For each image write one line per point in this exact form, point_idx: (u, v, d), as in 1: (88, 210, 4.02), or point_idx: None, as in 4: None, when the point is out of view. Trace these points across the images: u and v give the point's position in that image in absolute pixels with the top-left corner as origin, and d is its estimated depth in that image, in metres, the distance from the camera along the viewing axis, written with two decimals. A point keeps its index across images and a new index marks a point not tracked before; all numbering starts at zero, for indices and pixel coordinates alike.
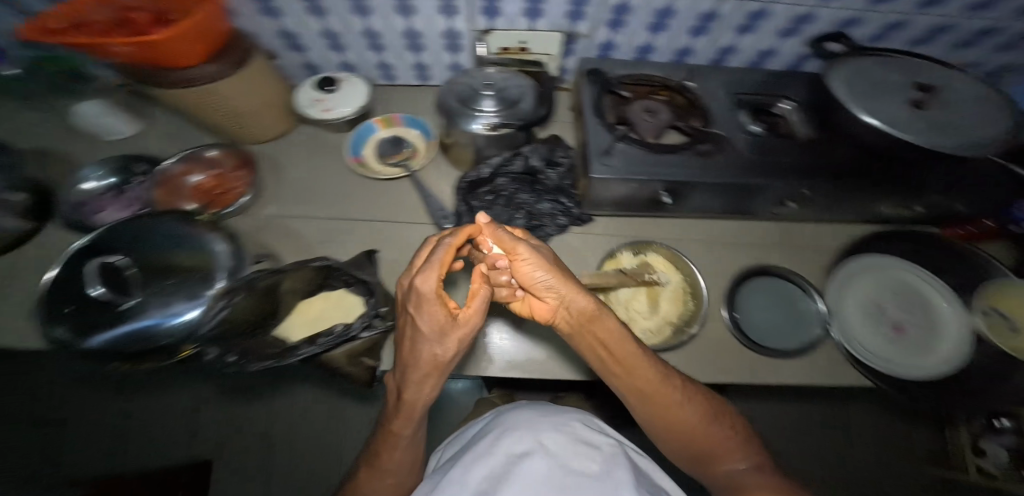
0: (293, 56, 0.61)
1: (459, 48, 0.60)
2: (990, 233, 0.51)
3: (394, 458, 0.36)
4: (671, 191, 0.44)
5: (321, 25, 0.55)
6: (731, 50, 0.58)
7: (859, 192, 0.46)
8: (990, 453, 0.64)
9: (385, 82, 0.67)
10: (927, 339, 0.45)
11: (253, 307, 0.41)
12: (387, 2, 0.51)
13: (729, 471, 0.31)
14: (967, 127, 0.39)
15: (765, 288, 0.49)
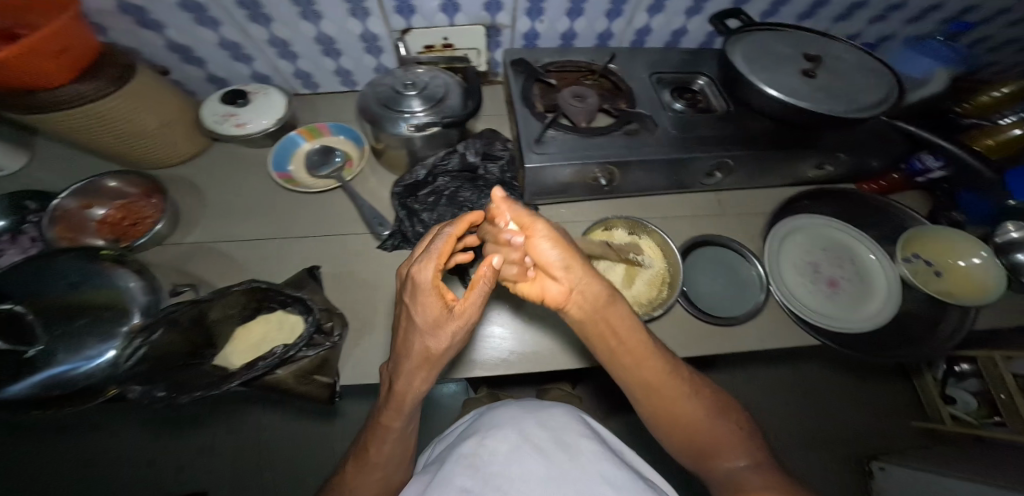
0: (192, 71, 0.58)
1: (380, 50, 0.61)
2: (898, 185, 0.60)
3: (382, 452, 0.34)
4: (607, 173, 0.52)
5: (217, 36, 0.53)
6: (647, 31, 0.65)
7: (774, 157, 0.54)
8: (959, 399, 0.71)
9: (308, 90, 0.68)
10: (856, 292, 0.53)
11: (177, 340, 0.37)
12: (290, 8, 0.51)
13: (728, 469, 0.30)
14: (853, 93, 0.48)
15: (711, 255, 0.56)
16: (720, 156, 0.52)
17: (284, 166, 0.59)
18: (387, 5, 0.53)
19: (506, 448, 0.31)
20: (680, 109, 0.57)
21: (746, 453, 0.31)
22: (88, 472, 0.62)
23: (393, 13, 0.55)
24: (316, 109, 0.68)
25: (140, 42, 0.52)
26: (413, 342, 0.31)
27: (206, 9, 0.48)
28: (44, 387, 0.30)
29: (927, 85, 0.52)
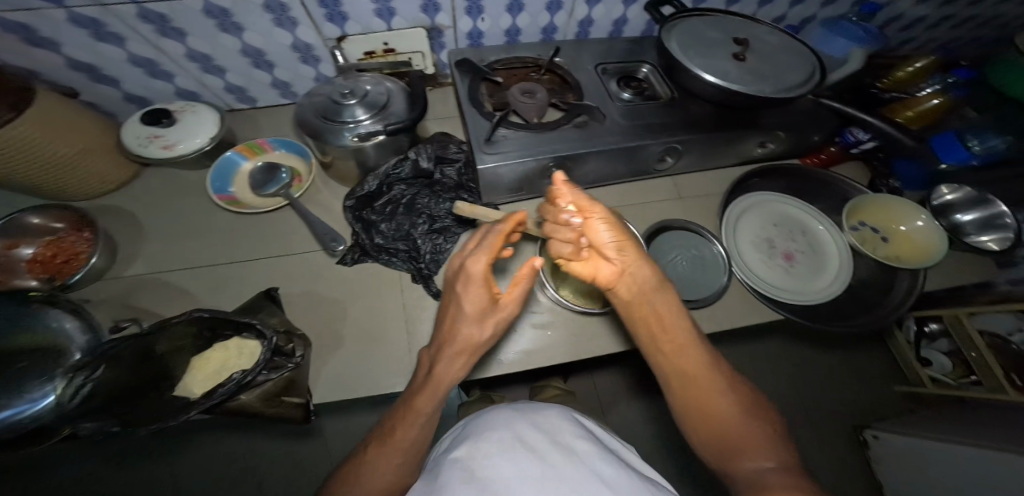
0: (106, 91, 0.54)
1: (317, 59, 0.60)
2: (833, 154, 0.68)
3: (410, 436, 0.30)
4: (558, 165, 0.55)
5: (126, 52, 0.49)
6: (589, 22, 0.68)
7: (718, 137, 0.60)
8: (934, 363, 0.79)
9: (246, 105, 0.65)
10: (807, 258, 0.60)
11: (128, 377, 0.36)
12: (205, 21, 0.48)
13: (756, 469, 0.24)
14: (780, 74, 0.54)
15: (674, 238, 0.62)
16: (668, 143, 0.57)
17: (226, 188, 0.59)
18: (314, 15, 0.52)
19: (508, 446, 0.28)
20: (627, 99, 0.62)
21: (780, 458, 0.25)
22: None
23: (323, 23, 0.54)
24: (258, 124, 0.66)
25: (34, 62, 0.47)
26: (458, 325, 0.31)
27: (105, 25, 0.45)
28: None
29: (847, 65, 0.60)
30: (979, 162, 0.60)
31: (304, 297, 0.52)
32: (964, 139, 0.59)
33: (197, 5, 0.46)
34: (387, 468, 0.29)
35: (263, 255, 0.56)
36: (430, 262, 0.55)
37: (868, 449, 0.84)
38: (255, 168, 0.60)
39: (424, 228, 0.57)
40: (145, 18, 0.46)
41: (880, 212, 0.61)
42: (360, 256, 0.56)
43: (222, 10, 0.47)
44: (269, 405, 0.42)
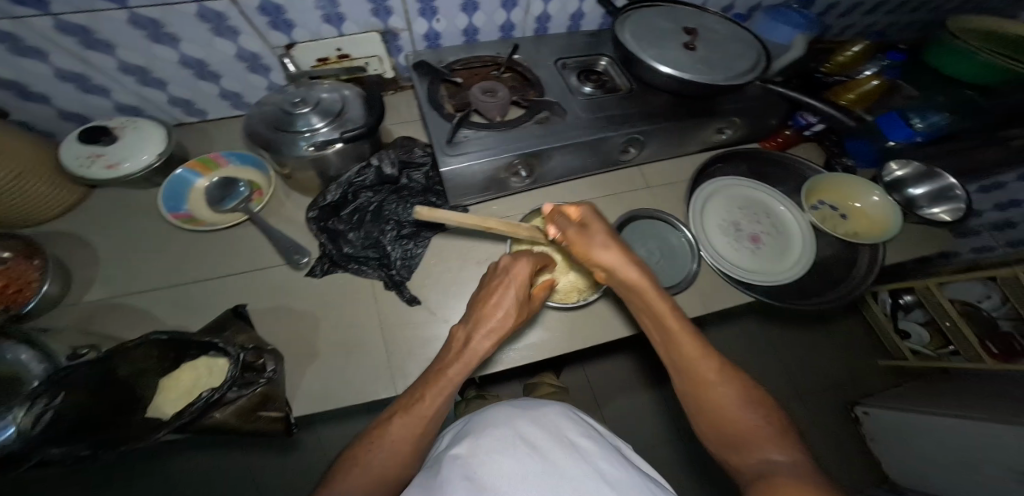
0: (39, 108, 0.56)
1: (266, 67, 0.65)
2: (785, 137, 0.84)
3: (433, 403, 0.40)
4: (524, 162, 0.67)
5: (50, 67, 0.51)
6: (545, 18, 0.81)
7: (677, 126, 0.73)
8: (913, 335, 1.01)
9: (195, 118, 0.70)
10: (771, 246, 0.76)
11: (93, 401, 0.39)
12: (134, 32, 0.51)
13: (763, 458, 0.33)
14: (726, 65, 0.67)
15: (639, 229, 0.75)
16: (629, 133, 0.69)
17: (178, 207, 0.62)
18: (257, 23, 0.57)
19: (511, 445, 0.36)
20: (588, 92, 0.74)
21: (785, 451, 0.34)
22: None
23: (267, 30, 0.58)
24: (210, 138, 0.70)
25: None
26: (488, 316, 0.45)
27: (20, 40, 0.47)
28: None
29: (792, 51, 0.73)
30: (921, 138, 0.74)
31: (272, 311, 0.56)
32: (912, 118, 0.74)
33: (121, 17, 0.48)
34: (407, 432, 0.39)
35: (224, 272, 0.60)
36: (402, 268, 0.61)
37: (861, 425, 1.01)
38: (210, 184, 0.64)
39: (392, 234, 0.64)
40: (66, 31, 0.48)
41: (839, 190, 0.78)
42: (328, 267, 0.61)
43: (150, 21, 0.50)
44: (245, 420, 0.45)
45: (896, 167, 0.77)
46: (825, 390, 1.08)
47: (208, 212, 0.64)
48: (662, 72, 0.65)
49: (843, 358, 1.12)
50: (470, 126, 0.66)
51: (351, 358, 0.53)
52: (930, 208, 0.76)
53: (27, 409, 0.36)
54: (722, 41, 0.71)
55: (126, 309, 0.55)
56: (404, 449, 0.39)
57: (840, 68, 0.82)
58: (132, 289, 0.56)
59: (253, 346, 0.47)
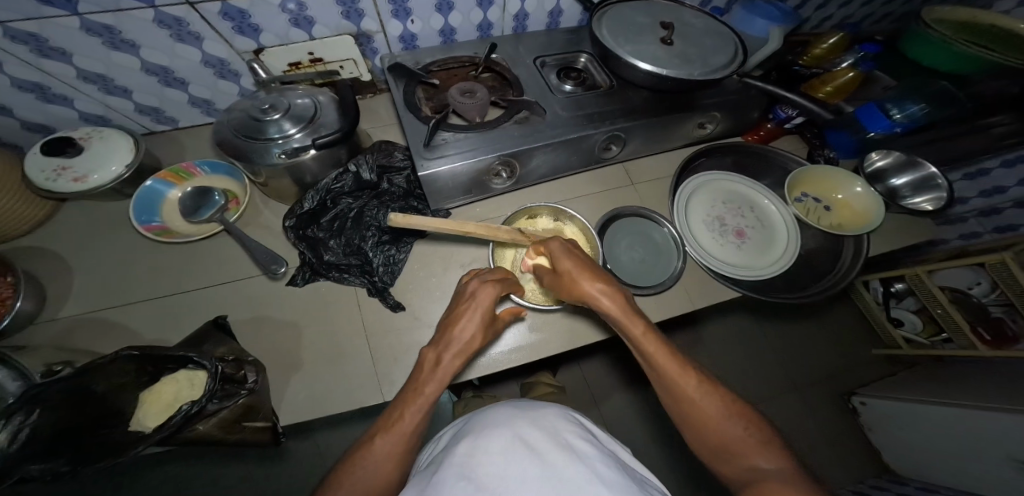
0: (2, 120, 0.63)
1: (235, 73, 0.69)
2: (771, 130, 0.83)
3: (411, 418, 0.40)
4: (504, 162, 0.66)
5: (8, 78, 0.56)
6: (523, 15, 0.81)
7: (656, 123, 0.72)
8: (906, 323, 1.01)
9: (167, 126, 0.76)
10: (755, 244, 0.75)
11: (71, 418, 0.40)
12: (91, 41, 0.55)
13: (756, 468, 0.35)
14: (702, 59, 0.66)
15: (623, 228, 0.75)
16: (611, 130, 0.68)
17: (152, 220, 0.67)
18: (222, 29, 0.60)
19: (510, 449, 0.35)
20: (569, 90, 0.72)
21: (772, 458, 0.36)
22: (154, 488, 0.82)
23: (233, 36, 0.62)
24: (182, 145, 0.77)
25: None
26: (457, 336, 0.45)
27: None
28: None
29: (772, 41, 0.72)
30: (901, 130, 0.72)
31: (258, 320, 0.61)
32: (890, 109, 0.72)
33: (75, 25, 0.52)
34: (391, 447, 0.39)
35: (203, 284, 0.65)
36: (383, 274, 0.65)
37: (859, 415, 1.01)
38: (183, 194, 0.69)
39: (373, 241, 0.67)
40: (17, 39, 0.51)
41: (822, 183, 0.77)
42: (312, 275, 0.65)
43: (105, 28, 0.54)
44: (228, 430, 0.48)
45: (877, 157, 0.77)
46: (821, 380, 1.08)
47: (182, 222, 0.69)
48: (641, 69, 0.63)
49: (836, 347, 1.12)
50: (449, 129, 0.65)
51: (337, 361, 0.58)
52: (911, 198, 0.75)
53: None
54: (697, 36, 0.70)
55: (102, 321, 0.60)
56: (388, 464, 0.38)
57: (816, 60, 0.81)
58: (114, 301, 0.62)
59: (234, 357, 0.51)
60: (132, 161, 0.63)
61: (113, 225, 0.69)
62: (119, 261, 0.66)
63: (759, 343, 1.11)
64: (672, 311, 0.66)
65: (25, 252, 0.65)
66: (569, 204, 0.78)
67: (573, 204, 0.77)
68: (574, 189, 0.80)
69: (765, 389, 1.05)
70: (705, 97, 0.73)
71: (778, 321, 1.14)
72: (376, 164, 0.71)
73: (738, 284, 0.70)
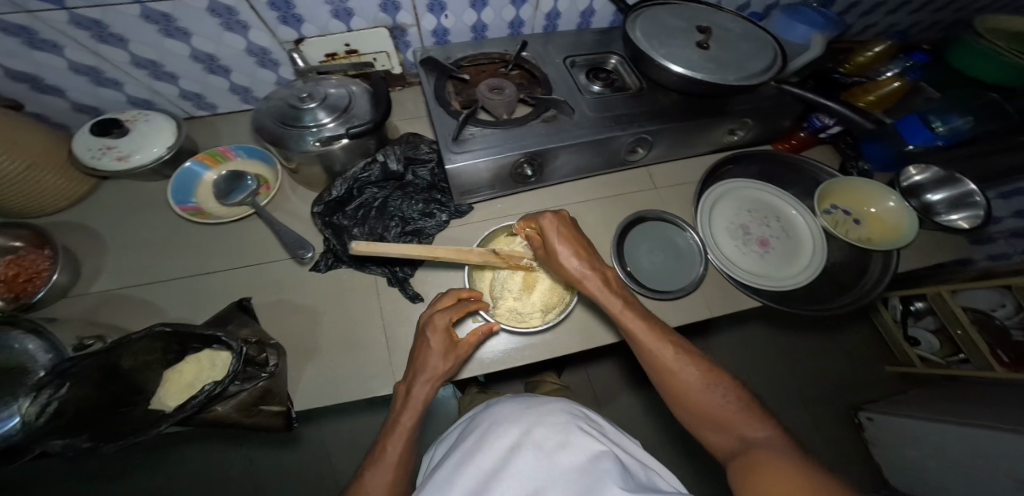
0: (54, 101, 0.65)
1: (275, 62, 0.71)
2: (801, 139, 0.82)
3: (396, 449, 0.46)
4: (530, 161, 0.66)
5: (66, 61, 0.59)
6: (555, 14, 0.81)
7: (685, 128, 0.71)
8: (923, 342, 0.99)
9: (207, 111, 0.78)
10: (781, 256, 0.74)
11: (98, 396, 0.45)
12: (147, 28, 0.57)
13: (744, 436, 0.36)
14: (738, 65, 0.65)
15: (647, 230, 0.75)
16: (638, 134, 0.68)
17: (188, 200, 0.69)
18: (268, 18, 0.62)
19: (515, 450, 0.37)
20: (597, 91, 0.73)
21: (759, 427, 0.37)
22: (161, 460, 0.84)
23: (277, 25, 0.63)
24: (217, 129, 0.78)
25: None
26: (421, 367, 0.49)
27: (37, 33, 0.53)
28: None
29: (811, 49, 0.71)
30: (943, 143, 0.71)
31: (282, 303, 0.62)
32: (933, 121, 0.71)
33: (136, 12, 0.54)
34: (381, 480, 0.44)
35: (230, 265, 0.66)
36: (404, 265, 0.66)
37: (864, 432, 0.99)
38: (218, 177, 0.71)
39: (397, 231, 0.71)
40: (80, 25, 0.54)
41: (852, 196, 0.76)
42: (333, 262, 0.66)
43: (162, 16, 0.56)
44: (246, 414, 0.50)
45: (914, 171, 0.76)
46: (827, 393, 1.06)
47: (214, 203, 0.71)
48: (675, 73, 0.63)
49: (849, 362, 1.10)
50: (477, 124, 0.66)
51: (358, 346, 0.59)
52: (947, 215, 0.74)
53: (33, 400, 0.40)
54: (731, 43, 0.69)
55: (129, 297, 0.62)
56: (384, 485, 0.44)
57: (856, 68, 0.80)
58: (142, 279, 0.63)
59: (256, 341, 0.53)
60: (175, 142, 0.65)
61: (148, 205, 0.71)
62: (145, 242, 0.67)
63: (768, 353, 1.10)
64: (691, 317, 0.66)
65: (64, 225, 0.67)
66: (589, 204, 0.78)
67: (594, 205, 0.77)
68: (594, 192, 0.79)
69: (771, 401, 1.03)
70: (736, 103, 0.72)
71: (790, 334, 1.12)
72: (403, 156, 0.73)
73: (759, 292, 0.69)
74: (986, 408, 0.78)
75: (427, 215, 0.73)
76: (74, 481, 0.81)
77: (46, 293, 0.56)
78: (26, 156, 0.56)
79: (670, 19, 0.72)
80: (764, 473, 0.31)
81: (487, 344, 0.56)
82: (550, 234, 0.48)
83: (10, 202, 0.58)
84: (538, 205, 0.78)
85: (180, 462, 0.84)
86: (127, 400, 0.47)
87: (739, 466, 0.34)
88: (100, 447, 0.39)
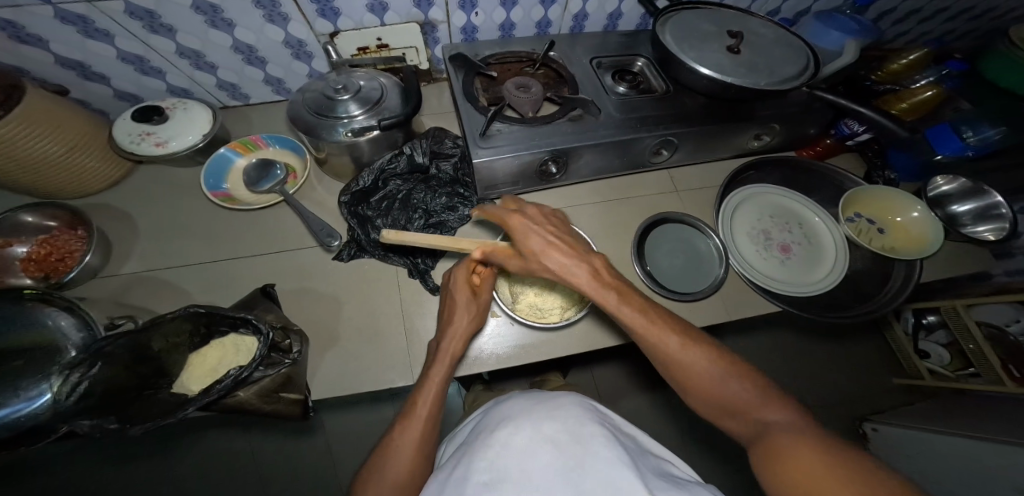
0: (97, 88, 0.67)
1: (310, 55, 0.72)
2: (827, 146, 0.82)
3: (427, 404, 0.46)
4: (555, 158, 0.66)
5: (115, 49, 0.60)
6: (583, 16, 0.82)
7: (712, 134, 0.72)
8: (933, 355, 0.97)
9: (240, 102, 0.79)
10: (800, 261, 0.73)
11: (123, 377, 0.47)
12: (196, 18, 0.58)
13: (762, 422, 0.35)
14: (770, 71, 0.65)
15: (667, 231, 0.75)
16: (663, 136, 0.68)
17: (220, 185, 0.70)
18: (307, 11, 0.63)
19: (528, 436, 0.37)
20: (622, 92, 0.73)
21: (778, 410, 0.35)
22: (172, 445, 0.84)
23: (315, 18, 0.65)
24: (248, 119, 0.80)
25: (23, 60, 0.58)
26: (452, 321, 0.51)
27: (92, 22, 0.54)
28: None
29: (843, 57, 0.71)
30: (973, 152, 0.71)
31: (307, 290, 0.63)
32: (965, 131, 0.71)
33: (186, 3, 0.55)
34: (412, 438, 0.43)
35: (257, 252, 0.67)
36: (425, 256, 0.67)
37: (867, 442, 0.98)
38: (249, 164, 0.72)
39: (420, 223, 0.71)
40: (134, 15, 0.55)
41: (877, 204, 0.75)
42: (356, 252, 0.67)
43: (211, 7, 0.57)
44: (267, 400, 0.51)
45: (941, 181, 0.75)
46: (835, 403, 1.05)
47: (244, 191, 0.72)
48: (705, 76, 0.64)
49: (858, 373, 1.09)
50: (503, 120, 0.67)
51: (380, 336, 0.60)
52: (973, 227, 0.73)
53: (65, 379, 0.42)
54: (762, 48, 0.69)
55: (159, 280, 0.62)
56: (414, 441, 0.44)
57: (891, 76, 0.81)
58: (172, 263, 0.64)
59: (280, 326, 0.54)
60: (208, 130, 0.66)
61: (181, 192, 0.72)
62: (173, 228, 0.68)
63: (780, 362, 1.09)
64: (711, 319, 0.66)
65: (99, 208, 0.68)
66: (611, 205, 0.78)
67: (615, 206, 0.78)
68: (615, 192, 0.80)
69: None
70: (763, 109, 0.72)
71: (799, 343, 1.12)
72: (429, 150, 0.74)
73: (778, 298, 0.69)
74: (989, 420, 0.78)
75: (450, 209, 0.73)
76: (86, 462, 0.82)
77: (78, 273, 0.58)
78: (68, 139, 0.57)
79: (701, 23, 0.72)
80: (783, 458, 0.30)
81: (509, 341, 0.56)
82: (525, 234, 0.46)
83: (50, 183, 0.60)
84: (559, 203, 0.78)
85: (189, 450, 0.84)
86: (151, 384, 0.49)
87: (759, 452, 0.33)
88: (126, 428, 0.40)
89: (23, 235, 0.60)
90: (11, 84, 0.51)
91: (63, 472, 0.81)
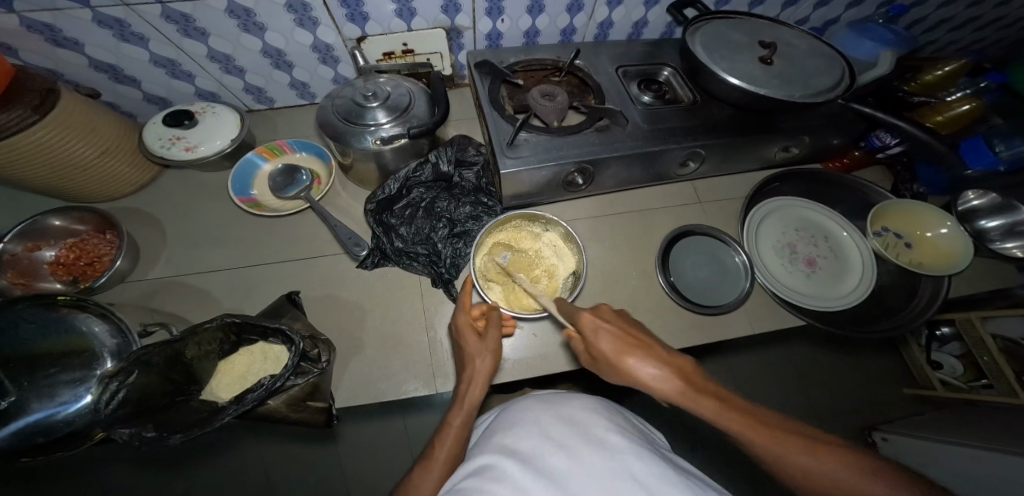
0: (128, 93, 0.66)
1: (335, 59, 0.71)
2: (855, 158, 0.80)
3: (446, 448, 0.43)
4: (582, 168, 0.64)
5: (148, 53, 0.59)
6: (607, 24, 0.81)
7: (743, 145, 0.70)
8: (944, 365, 0.88)
9: (264, 106, 0.79)
10: (830, 276, 0.71)
11: (162, 383, 0.47)
12: (229, 22, 0.57)
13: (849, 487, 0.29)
14: (811, 79, 0.63)
15: (697, 242, 0.74)
16: (692, 147, 0.67)
17: (247, 191, 0.69)
18: (336, 16, 0.62)
19: (531, 442, 0.37)
20: (648, 101, 0.72)
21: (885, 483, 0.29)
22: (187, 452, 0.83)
23: (344, 22, 0.64)
24: (273, 123, 0.79)
25: (58, 62, 0.57)
26: (468, 366, 0.49)
27: (129, 26, 0.54)
28: (35, 433, 0.39)
29: (879, 67, 0.69)
30: (1005, 168, 0.70)
31: (333, 299, 0.62)
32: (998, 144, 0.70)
33: (221, 7, 0.55)
34: (429, 483, 0.40)
35: (282, 258, 0.66)
36: (449, 266, 0.67)
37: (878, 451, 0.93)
38: (275, 169, 0.71)
39: (444, 232, 0.69)
40: (170, 19, 0.54)
41: (905, 217, 0.72)
42: (379, 260, 0.66)
43: (245, 11, 0.56)
44: (295, 409, 0.50)
45: (971, 196, 0.72)
46: (852, 415, 1.00)
47: (270, 197, 0.71)
48: (737, 87, 0.62)
49: (871, 384, 1.03)
50: (529, 129, 0.65)
51: (404, 346, 0.59)
52: (1001, 243, 0.70)
53: (102, 388, 0.41)
54: (801, 55, 0.66)
55: (188, 286, 0.62)
56: (433, 483, 0.40)
57: (926, 86, 0.78)
58: (200, 268, 0.64)
59: (308, 335, 0.53)
60: (236, 135, 0.66)
61: (207, 194, 0.71)
62: (200, 233, 0.67)
63: (800, 376, 1.05)
64: (739, 334, 0.65)
65: (127, 211, 0.68)
66: (634, 214, 0.77)
67: (640, 216, 0.77)
68: (637, 202, 0.79)
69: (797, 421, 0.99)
70: (797, 120, 0.70)
71: (814, 351, 1.08)
72: (453, 158, 0.73)
73: (804, 312, 0.67)
74: None
75: (473, 218, 0.71)
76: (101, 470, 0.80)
77: (106, 279, 0.57)
78: (102, 143, 0.56)
79: (733, 32, 0.69)
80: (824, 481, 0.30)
81: (530, 351, 0.57)
82: (593, 332, 0.40)
83: (75, 185, 0.58)
84: (583, 211, 0.77)
85: (199, 455, 0.83)
86: (184, 390, 0.50)
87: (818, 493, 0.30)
88: (166, 437, 0.40)
89: (51, 239, 0.59)
90: (48, 87, 0.49)
91: (77, 475, 0.79)
